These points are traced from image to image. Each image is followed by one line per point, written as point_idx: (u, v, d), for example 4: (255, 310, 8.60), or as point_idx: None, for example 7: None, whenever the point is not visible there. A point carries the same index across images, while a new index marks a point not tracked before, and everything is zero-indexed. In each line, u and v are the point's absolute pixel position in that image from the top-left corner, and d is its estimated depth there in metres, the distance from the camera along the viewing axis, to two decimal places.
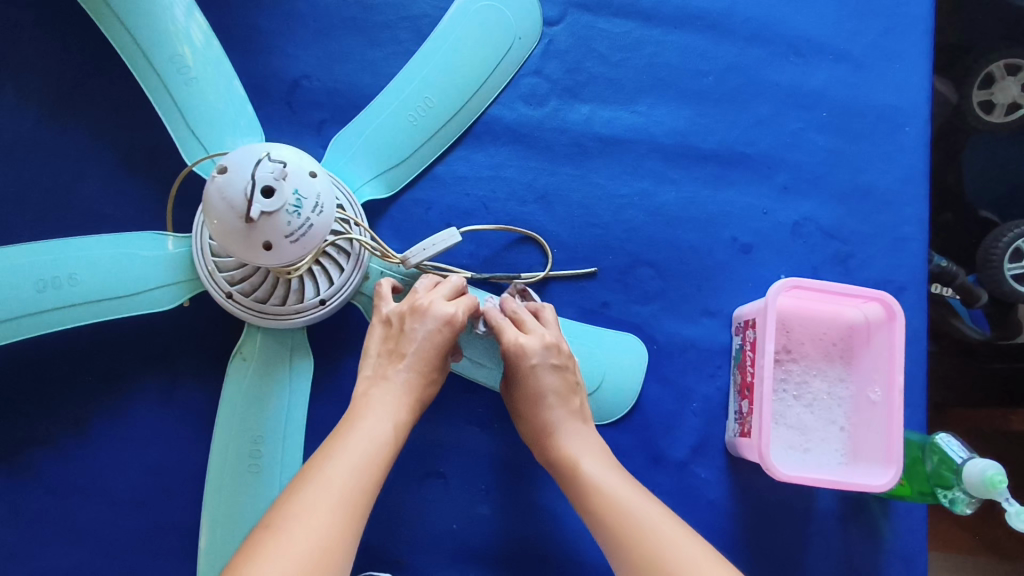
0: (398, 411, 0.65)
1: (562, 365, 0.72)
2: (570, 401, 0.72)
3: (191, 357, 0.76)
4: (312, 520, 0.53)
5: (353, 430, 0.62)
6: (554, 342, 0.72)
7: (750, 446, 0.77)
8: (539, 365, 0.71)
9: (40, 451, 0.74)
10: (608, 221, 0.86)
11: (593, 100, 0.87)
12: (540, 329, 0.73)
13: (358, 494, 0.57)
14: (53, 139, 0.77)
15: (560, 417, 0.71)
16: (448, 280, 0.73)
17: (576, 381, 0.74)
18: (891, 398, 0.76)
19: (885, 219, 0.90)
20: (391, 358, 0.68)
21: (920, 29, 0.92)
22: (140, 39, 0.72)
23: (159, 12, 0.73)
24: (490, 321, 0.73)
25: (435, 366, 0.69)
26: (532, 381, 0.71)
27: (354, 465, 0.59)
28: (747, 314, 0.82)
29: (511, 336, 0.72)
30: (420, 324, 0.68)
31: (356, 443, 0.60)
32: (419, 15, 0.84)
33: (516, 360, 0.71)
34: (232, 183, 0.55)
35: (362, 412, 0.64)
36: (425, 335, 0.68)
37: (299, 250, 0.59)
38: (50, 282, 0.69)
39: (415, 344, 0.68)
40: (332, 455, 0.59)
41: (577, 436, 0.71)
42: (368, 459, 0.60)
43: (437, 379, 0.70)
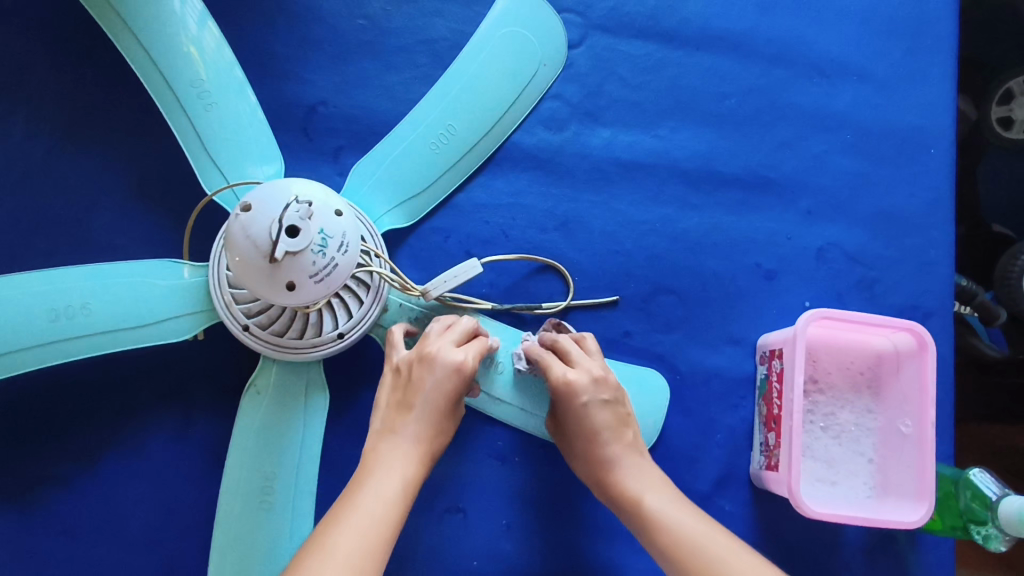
0: (406, 465, 0.63)
1: (613, 399, 0.71)
2: (624, 435, 0.70)
3: (206, 390, 0.74)
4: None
5: (361, 492, 0.59)
6: (602, 375, 0.71)
7: (778, 480, 0.75)
8: (590, 401, 0.70)
9: (51, 489, 0.72)
10: (630, 248, 0.84)
11: (614, 124, 0.86)
12: (586, 361, 0.72)
13: (364, 562, 0.54)
14: (63, 166, 0.76)
15: (618, 453, 0.70)
16: (459, 323, 0.70)
17: (627, 413, 0.72)
18: (922, 431, 0.74)
19: (910, 244, 0.88)
20: (400, 410, 0.66)
21: (944, 50, 0.91)
22: (154, 53, 0.71)
23: (177, 34, 0.71)
24: (534, 358, 0.73)
25: (445, 415, 0.66)
26: (584, 419, 0.70)
27: (362, 527, 0.56)
28: (772, 343, 0.80)
29: (558, 371, 0.71)
30: (431, 372, 0.66)
31: (362, 508, 0.58)
32: (437, 38, 0.83)
33: (566, 397, 0.70)
34: (257, 222, 0.53)
35: (369, 473, 0.62)
36: (434, 384, 0.66)
37: (323, 290, 0.57)
38: (63, 311, 0.67)
39: (424, 394, 0.66)
40: (338, 522, 0.56)
41: (638, 473, 0.69)
42: (377, 520, 0.57)
43: (447, 428, 0.68)
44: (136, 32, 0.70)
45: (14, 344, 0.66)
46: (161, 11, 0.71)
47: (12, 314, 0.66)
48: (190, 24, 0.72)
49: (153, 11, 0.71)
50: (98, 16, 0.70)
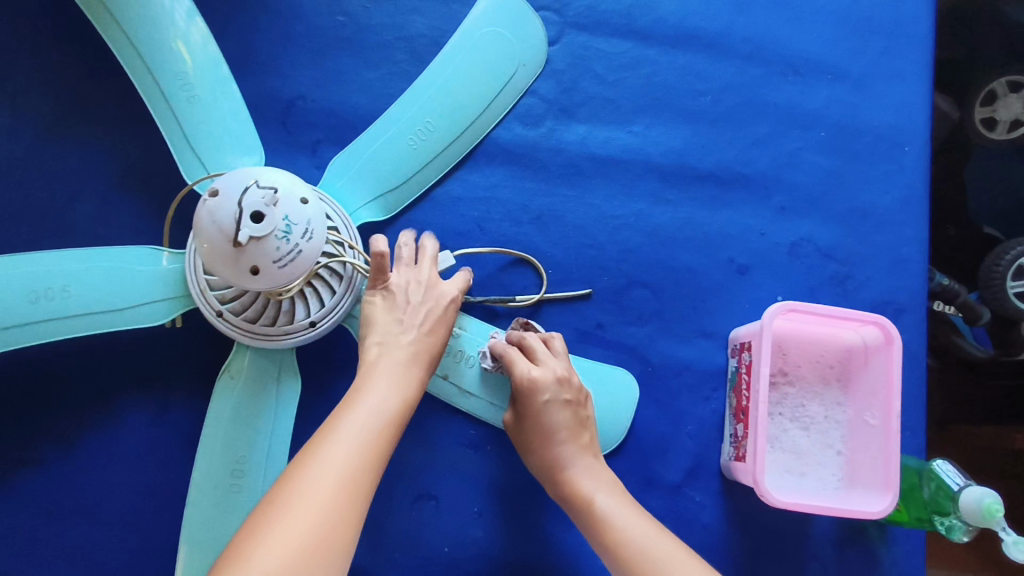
0: (407, 382, 0.65)
1: (573, 400, 0.74)
2: (580, 436, 0.74)
3: (183, 377, 0.76)
4: (311, 499, 0.52)
5: (357, 403, 0.61)
6: (565, 376, 0.74)
7: (744, 470, 0.76)
8: (551, 400, 0.73)
9: (31, 473, 0.74)
10: (603, 241, 0.85)
11: (589, 120, 0.87)
12: (552, 361, 0.75)
13: (363, 466, 0.56)
14: (46, 158, 0.77)
15: (573, 453, 0.73)
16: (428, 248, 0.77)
17: (586, 416, 0.75)
18: (888, 422, 0.75)
19: (884, 240, 0.89)
20: (402, 326, 0.69)
21: (919, 50, 0.92)
22: (140, 47, 0.73)
23: (164, 26, 0.73)
24: (499, 354, 0.75)
25: (441, 339, 0.71)
26: (544, 417, 0.73)
27: (360, 438, 0.58)
28: (742, 336, 0.81)
29: (524, 369, 0.73)
30: (432, 295, 0.72)
31: (359, 419, 0.60)
32: (416, 35, 0.84)
33: (528, 395, 0.73)
34: (221, 207, 0.55)
35: (365, 385, 0.64)
36: (435, 310, 0.71)
37: (287, 276, 0.59)
38: (43, 294, 0.68)
39: (427, 315, 0.71)
40: (336, 430, 0.58)
41: (590, 472, 0.72)
42: (372, 431, 0.59)
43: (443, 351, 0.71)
44: (124, 25, 0.72)
45: None
46: (150, 6, 0.73)
47: None
48: (177, 18, 0.74)
49: (141, 6, 0.72)
50: (88, 9, 0.72)
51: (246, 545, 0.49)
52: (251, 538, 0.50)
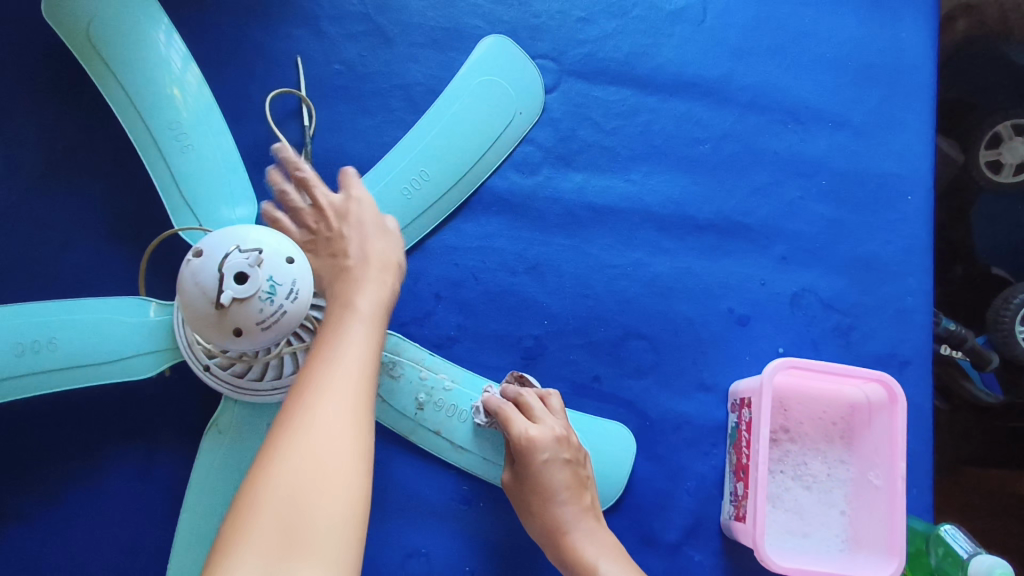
0: (377, 310, 0.61)
1: (572, 459, 0.72)
2: (581, 497, 0.72)
3: (171, 430, 0.74)
4: (318, 432, 0.47)
5: (337, 329, 0.57)
6: (563, 435, 0.72)
7: (744, 532, 0.74)
8: (550, 460, 0.71)
9: (11, 530, 0.72)
10: (600, 291, 0.84)
11: (587, 168, 0.86)
12: (550, 419, 0.73)
13: (364, 381, 0.52)
14: (38, 208, 0.77)
15: (573, 514, 0.71)
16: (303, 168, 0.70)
17: (585, 475, 0.74)
18: (893, 484, 0.73)
19: (887, 291, 0.88)
20: (335, 252, 0.67)
21: (921, 99, 0.92)
22: (134, 96, 0.72)
23: (160, 74, 0.72)
24: (495, 410, 0.73)
25: (381, 233, 0.69)
26: (544, 477, 0.71)
27: (351, 370, 0.52)
28: (742, 391, 0.79)
29: (521, 427, 0.71)
30: (363, 207, 0.71)
31: (348, 337, 0.55)
32: (413, 83, 0.84)
33: (525, 454, 0.71)
34: (205, 268, 0.54)
35: (345, 312, 0.59)
36: (357, 218, 0.69)
37: (272, 337, 0.57)
38: (30, 346, 0.67)
39: (354, 227, 0.69)
40: (325, 352, 0.54)
41: (592, 536, 0.71)
42: (359, 361, 0.54)
43: (392, 249, 0.69)
44: (118, 73, 0.71)
45: None
46: (145, 55, 0.72)
47: None
48: (173, 67, 0.73)
49: (137, 55, 0.72)
50: (81, 57, 0.71)
51: (254, 493, 0.45)
52: (263, 476, 0.46)
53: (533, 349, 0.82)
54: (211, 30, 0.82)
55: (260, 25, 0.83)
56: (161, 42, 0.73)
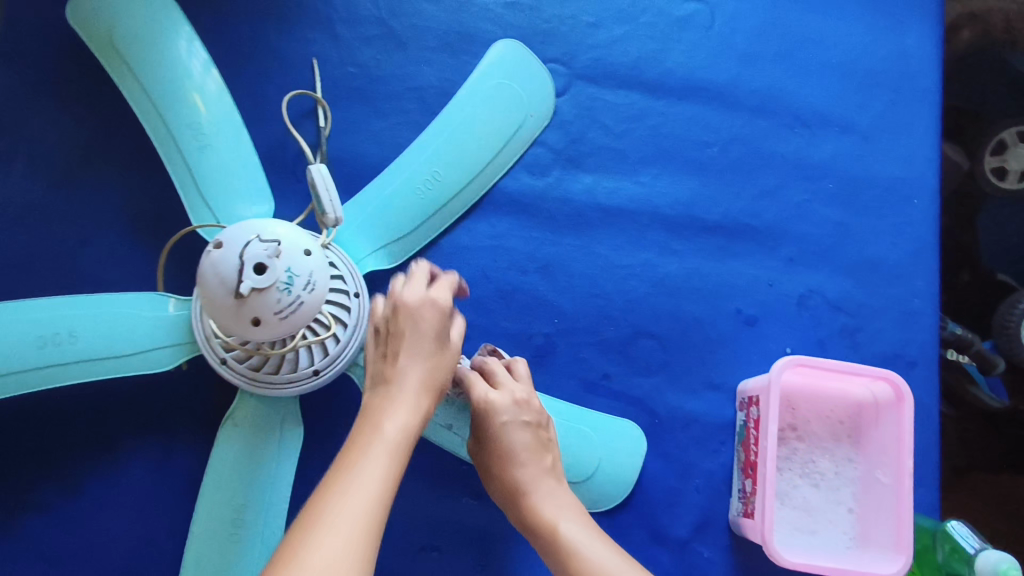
0: (406, 419, 0.64)
1: (535, 422, 0.73)
2: (543, 458, 0.73)
3: (188, 424, 0.76)
4: (324, 548, 0.51)
5: (356, 453, 0.60)
6: (523, 398, 0.73)
7: (753, 528, 0.75)
8: (510, 422, 0.72)
9: (31, 521, 0.73)
10: (610, 291, 0.85)
11: (597, 170, 0.87)
12: (512, 384, 0.74)
13: (378, 502, 0.56)
14: (59, 207, 0.78)
15: (535, 475, 0.72)
16: (417, 268, 0.72)
17: (548, 438, 0.74)
18: (899, 481, 0.74)
19: (894, 293, 0.89)
20: (387, 359, 0.67)
21: (926, 104, 0.93)
22: (155, 96, 0.73)
23: (180, 75, 0.74)
24: (460, 377, 0.74)
25: (433, 347, 0.68)
26: (503, 438, 0.72)
27: (367, 488, 0.56)
28: (750, 389, 0.80)
29: (481, 392, 0.73)
30: (419, 320, 0.68)
31: (364, 469, 0.57)
32: (426, 86, 0.86)
33: (485, 417, 0.72)
34: (225, 260, 0.55)
35: (371, 419, 0.63)
36: (413, 329, 0.68)
37: (289, 327, 0.59)
38: (50, 339, 0.69)
39: (406, 338, 0.68)
40: (333, 484, 0.56)
41: (551, 496, 0.71)
42: (378, 480, 0.57)
43: (438, 372, 0.68)
44: (140, 74, 0.73)
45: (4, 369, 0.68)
46: (166, 56, 0.74)
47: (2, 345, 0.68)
48: (194, 69, 0.74)
49: (159, 57, 0.74)
50: (105, 59, 0.73)
51: None
52: None
53: (544, 347, 0.83)
54: (229, 33, 0.84)
55: (277, 29, 0.85)
56: (181, 45, 0.74)
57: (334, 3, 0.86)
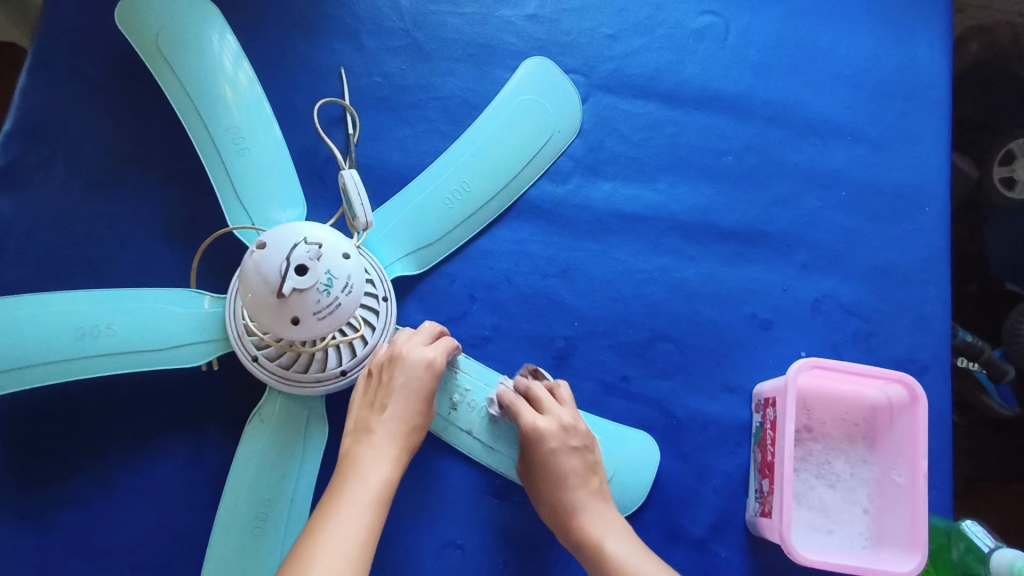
0: (384, 469, 0.68)
1: (581, 446, 0.76)
2: (590, 481, 0.76)
3: (219, 422, 0.78)
4: None
5: (337, 501, 0.65)
6: (571, 424, 0.76)
7: (771, 527, 0.77)
8: (559, 448, 0.75)
9: (64, 516, 0.74)
10: (629, 295, 0.87)
11: (615, 177, 0.90)
12: (558, 411, 0.77)
13: (357, 549, 0.61)
14: (95, 211, 0.80)
15: (583, 498, 0.75)
16: (422, 327, 0.77)
17: (595, 460, 0.77)
18: (915, 481, 0.76)
19: (907, 298, 0.91)
20: (373, 411, 0.72)
21: (935, 114, 0.95)
22: (198, 101, 0.76)
23: (223, 84, 0.77)
24: (507, 403, 0.77)
25: (417, 409, 0.72)
26: (553, 465, 0.74)
27: (346, 533, 0.62)
28: (766, 391, 0.82)
29: (529, 418, 0.75)
30: (408, 377, 0.72)
31: (339, 523, 0.62)
32: (449, 95, 0.88)
33: (535, 444, 0.75)
34: (268, 260, 0.58)
35: (351, 467, 0.68)
36: (403, 383, 0.72)
37: (326, 326, 0.62)
38: (89, 330, 0.70)
39: (394, 394, 0.71)
40: (316, 533, 0.61)
41: (599, 516, 0.74)
42: (357, 527, 0.63)
43: (414, 434, 0.72)
44: (184, 80, 0.76)
45: (42, 357, 0.69)
46: (210, 65, 0.77)
47: (41, 335, 0.69)
48: (238, 79, 0.77)
49: (203, 65, 0.77)
50: (149, 61, 0.76)
51: None
52: None
53: (564, 349, 0.85)
54: (260, 44, 0.86)
55: (306, 40, 0.87)
56: (221, 52, 0.77)
57: (361, 16, 0.89)
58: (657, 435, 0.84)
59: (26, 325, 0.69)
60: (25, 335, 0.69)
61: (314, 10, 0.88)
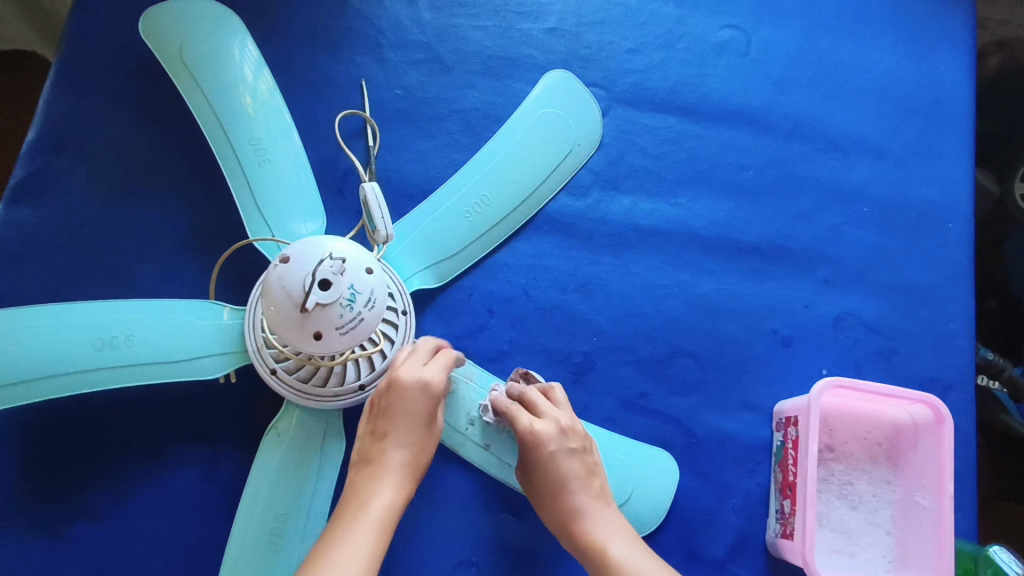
0: (388, 494, 0.68)
1: (580, 448, 0.74)
2: (592, 483, 0.74)
3: (237, 434, 0.78)
4: None
5: (342, 528, 0.65)
6: (569, 426, 0.75)
7: (793, 549, 0.75)
8: (558, 450, 0.73)
9: (78, 529, 0.74)
10: (648, 310, 0.86)
11: (635, 191, 0.89)
12: (555, 412, 0.76)
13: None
14: (116, 221, 0.80)
15: (585, 501, 0.73)
16: (418, 345, 0.75)
17: (595, 464, 0.76)
18: (940, 504, 0.74)
19: (930, 316, 0.90)
20: (376, 435, 0.71)
21: (959, 130, 0.94)
22: (219, 112, 0.76)
23: (244, 96, 0.77)
24: (502, 408, 0.76)
25: (418, 429, 0.71)
26: (554, 470, 0.73)
27: (346, 560, 0.62)
28: (788, 410, 0.81)
29: (526, 422, 0.74)
30: (404, 398, 0.71)
31: (339, 549, 0.62)
32: (469, 108, 0.88)
33: (533, 447, 0.73)
34: (292, 274, 0.59)
35: (357, 495, 0.68)
36: (400, 404, 0.71)
37: (348, 341, 0.62)
38: (108, 341, 0.70)
39: (393, 416, 0.71)
40: (316, 559, 0.62)
41: (603, 520, 0.72)
42: (358, 552, 0.63)
43: (427, 449, 0.72)
44: (206, 90, 0.76)
45: (61, 367, 0.69)
46: (232, 77, 0.77)
47: (61, 345, 0.69)
48: (260, 90, 0.77)
49: (225, 76, 0.77)
50: (172, 71, 0.76)
51: None
52: None
53: (582, 364, 0.84)
54: (283, 56, 0.86)
55: (327, 53, 0.87)
56: (248, 66, 0.78)
57: (382, 29, 0.89)
58: (676, 453, 0.83)
59: (44, 334, 0.69)
60: (43, 344, 0.69)
61: (336, 24, 0.88)
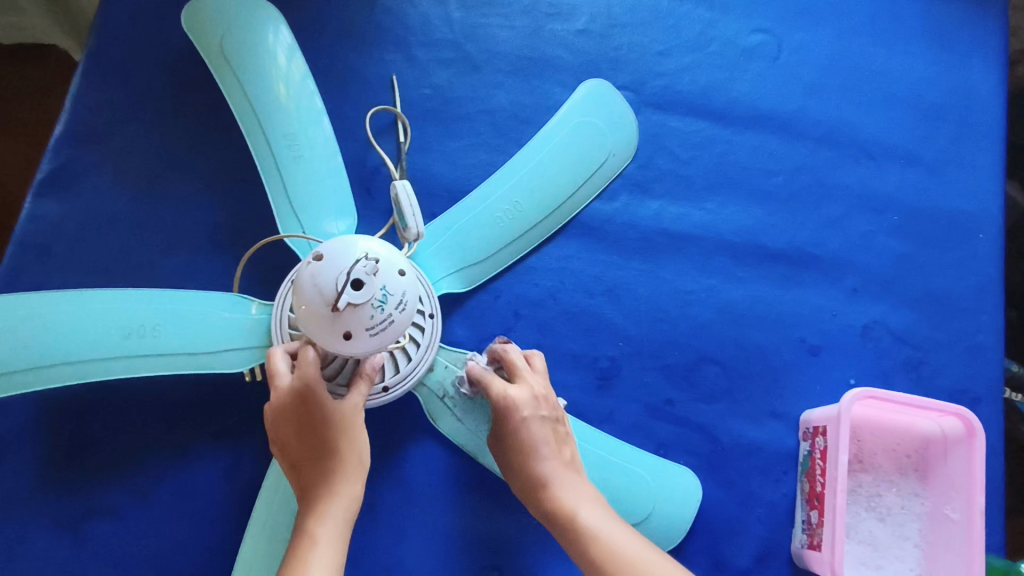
0: (324, 508, 0.65)
1: (552, 415, 0.74)
2: (562, 452, 0.73)
3: (259, 432, 0.77)
4: None
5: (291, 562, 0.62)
6: (543, 394, 0.74)
7: (819, 560, 0.75)
8: (530, 415, 0.72)
9: (100, 525, 0.73)
10: (675, 316, 0.85)
11: (664, 196, 0.88)
12: (529, 378, 0.75)
13: None
14: (141, 215, 0.80)
15: (553, 468, 0.71)
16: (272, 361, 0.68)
17: (566, 433, 0.75)
18: (970, 518, 0.73)
19: (959, 327, 0.89)
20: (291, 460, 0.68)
21: (991, 139, 0.93)
22: (254, 103, 0.75)
23: (277, 88, 0.76)
24: (477, 375, 0.75)
25: (309, 440, 0.66)
26: (523, 434, 0.72)
27: None
28: (816, 420, 0.80)
29: (500, 387, 0.73)
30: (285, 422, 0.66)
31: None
32: (497, 108, 0.87)
33: (506, 412, 0.72)
34: (325, 272, 0.58)
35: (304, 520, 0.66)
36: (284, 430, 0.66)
37: (377, 343, 0.61)
38: (135, 330, 0.69)
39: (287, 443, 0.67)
40: None
41: (572, 487, 0.71)
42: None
43: (335, 449, 0.67)
44: (241, 80, 0.75)
45: (89, 354, 0.68)
46: (268, 68, 0.76)
47: (89, 331, 0.68)
48: (293, 83, 0.77)
49: (261, 67, 0.76)
50: (210, 60, 0.76)
51: None
52: None
53: (608, 369, 0.83)
54: (311, 53, 0.86)
55: (356, 50, 0.87)
56: (280, 63, 0.77)
57: (411, 27, 0.88)
58: (701, 461, 0.82)
59: (73, 321, 0.68)
60: (72, 331, 0.68)
61: (365, 21, 0.87)
